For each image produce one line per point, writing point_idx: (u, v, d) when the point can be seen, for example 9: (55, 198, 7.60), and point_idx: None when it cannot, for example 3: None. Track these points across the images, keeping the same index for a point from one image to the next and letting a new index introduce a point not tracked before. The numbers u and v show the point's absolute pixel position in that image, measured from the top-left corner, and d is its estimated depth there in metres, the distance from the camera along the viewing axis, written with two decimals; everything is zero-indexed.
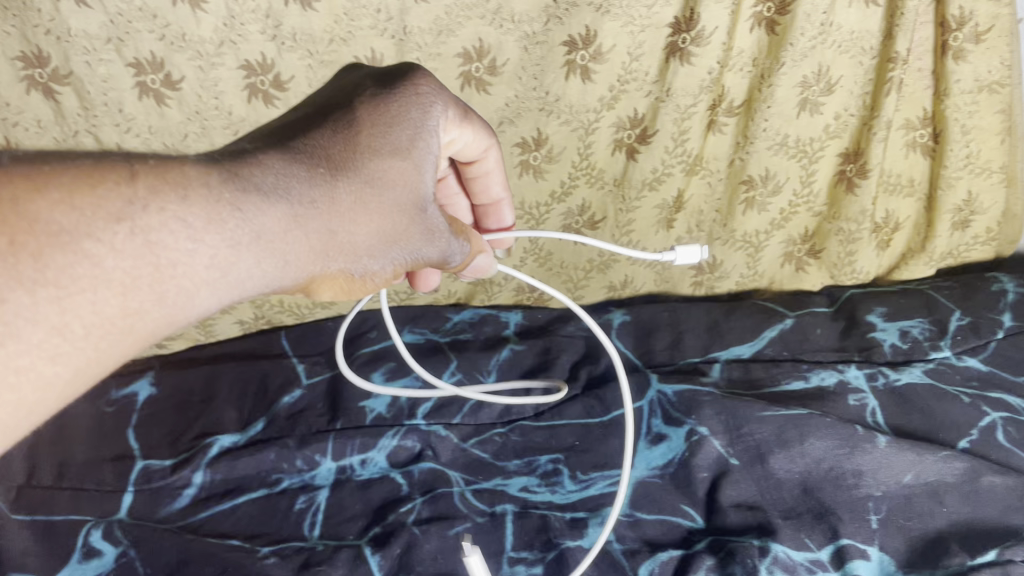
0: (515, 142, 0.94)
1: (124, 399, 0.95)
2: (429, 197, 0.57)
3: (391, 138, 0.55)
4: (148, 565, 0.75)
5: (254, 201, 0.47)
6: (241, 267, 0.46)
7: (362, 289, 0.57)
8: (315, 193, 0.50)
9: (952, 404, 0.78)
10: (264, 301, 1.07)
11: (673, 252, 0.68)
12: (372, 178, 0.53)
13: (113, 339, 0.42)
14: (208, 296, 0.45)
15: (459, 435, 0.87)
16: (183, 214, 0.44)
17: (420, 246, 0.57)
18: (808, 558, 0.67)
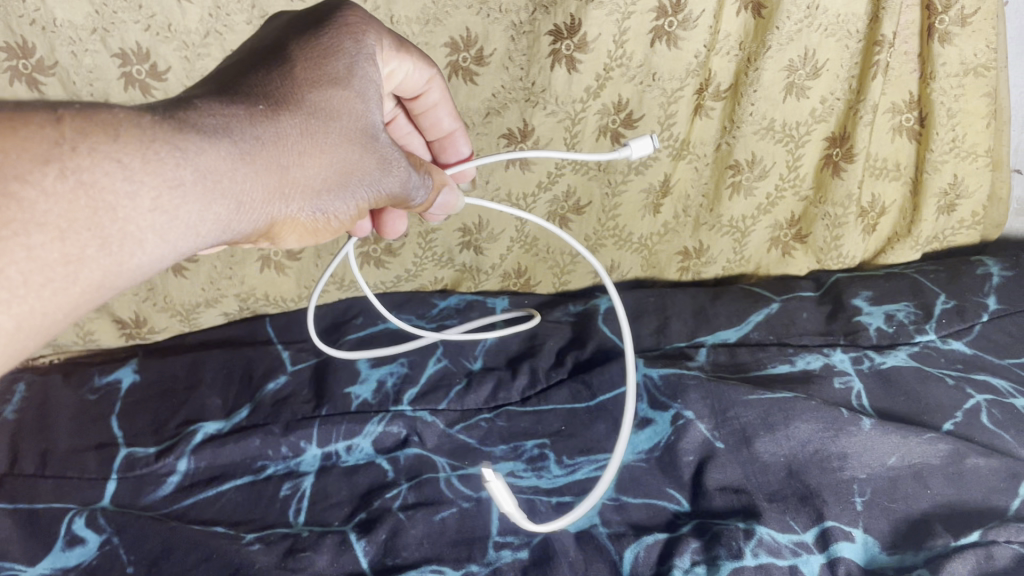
0: (502, 133, 0.93)
1: (107, 386, 0.94)
2: (377, 126, 0.55)
3: (326, 69, 0.53)
4: (132, 552, 0.74)
5: (196, 140, 0.44)
6: (188, 211, 0.44)
7: (327, 231, 0.55)
8: (260, 130, 0.47)
9: (936, 386, 0.78)
10: (249, 293, 1.05)
11: (626, 149, 0.66)
12: (315, 109, 0.51)
13: (58, 288, 0.39)
14: (158, 240, 0.43)
15: (445, 420, 0.86)
16: (117, 154, 0.40)
17: (376, 177, 0.55)
18: (792, 540, 0.67)
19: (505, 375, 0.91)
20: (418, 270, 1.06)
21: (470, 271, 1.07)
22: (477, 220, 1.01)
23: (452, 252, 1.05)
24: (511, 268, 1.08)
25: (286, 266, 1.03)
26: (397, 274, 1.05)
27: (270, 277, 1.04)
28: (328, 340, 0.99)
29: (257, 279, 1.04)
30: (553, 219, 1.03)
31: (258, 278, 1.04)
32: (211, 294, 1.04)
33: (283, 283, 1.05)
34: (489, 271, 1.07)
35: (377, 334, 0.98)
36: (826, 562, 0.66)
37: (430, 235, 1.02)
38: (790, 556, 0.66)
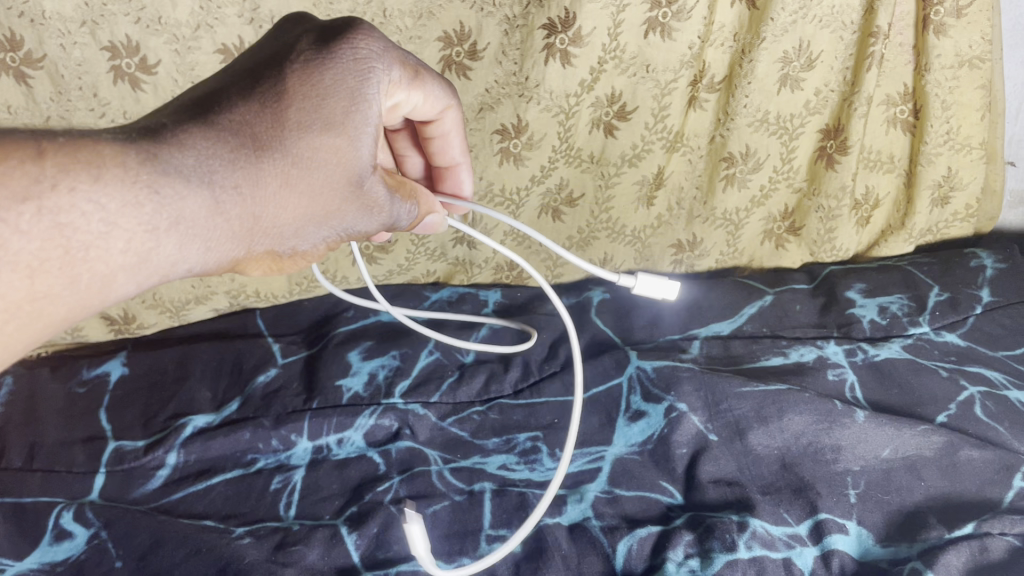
0: (495, 129, 0.92)
1: (95, 379, 0.93)
2: (367, 170, 0.53)
3: (322, 112, 0.51)
4: (120, 546, 0.73)
5: (171, 186, 0.45)
6: (162, 252, 0.46)
7: (296, 262, 0.56)
8: (237, 178, 0.47)
9: (930, 378, 0.78)
10: (240, 290, 1.03)
11: (632, 278, 0.67)
12: (302, 155, 0.50)
13: (21, 320, 0.42)
14: (125, 280, 0.45)
15: (437, 413, 0.86)
16: (93, 196, 0.42)
17: (355, 222, 0.55)
18: (786, 533, 0.67)
19: (496, 368, 0.90)
20: (410, 264, 1.05)
21: (462, 265, 1.06)
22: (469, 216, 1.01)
23: (444, 247, 1.04)
24: (503, 260, 1.06)
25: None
26: (389, 269, 1.04)
27: (260, 276, 1.02)
28: (320, 332, 0.98)
29: (247, 277, 1.01)
30: (546, 211, 1.02)
31: (248, 277, 1.01)
32: (201, 291, 1.01)
33: (274, 282, 1.03)
34: (481, 265, 1.06)
35: (367, 328, 0.97)
36: (820, 554, 0.66)
37: (423, 232, 1.01)
38: (784, 548, 0.66)
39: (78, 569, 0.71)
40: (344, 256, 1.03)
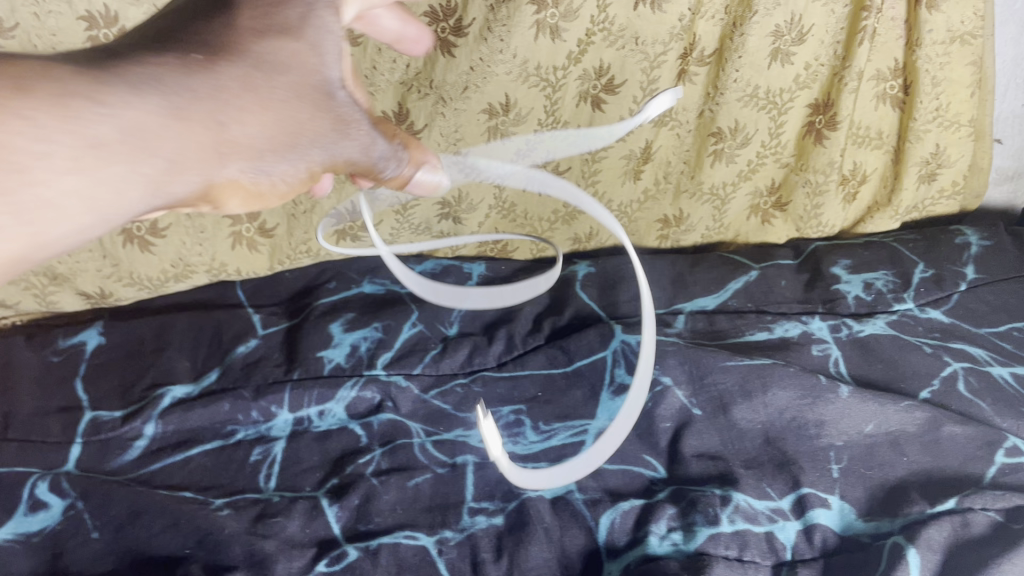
0: (482, 108, 0.91)
1: (72, 348, 0.91)
2: (337, 81, 0.48)
3: (277, 19, 0.46)
4: (97, 517, 0.72)
5: (120, 92, 0.37)
6: (109, 177, 0.37)
7: (274, 195, 0.48)
8: (195, 86, 0.40)
9: (913, 354, 0.78)
10: (221, 268, 0.99)
11: None
12: (262, 59, 0.44)
13: None
14: (69, 225, 0.36)
15: (420, 386, 0.85)
16: (28, 111, 0.33)
17: (332, 142, 0.48)
18: (768, 507, 0.67)
19: (481, 340, 0.89)
20: (394, 236, 1.02)
21: (448, 238, 1.03)
22: (457, 194, 0.97)
23: (430, 223, 1.01)
24: (488, 234, 1.04)
25: (258, 241, 0.98)
26: (373, 244, 1.02)
27: (241, 254, 0.98)
28: (301, 303, 0.96)
29: (228, 255, 0.98)
30: None
31: (229, 255, 0.98)
32: (180, 269, 0.98)
33: (255, 260, 1.00)
34: (467, 239, 1.03)
35: (350, 300, 0.96)
36: (802, 528, 0.65)
37: (409, 209, 0.98)
38: (766, 522, 0.66)
39: (54, 541, 0.70)
40: (327, 237, 1.01)
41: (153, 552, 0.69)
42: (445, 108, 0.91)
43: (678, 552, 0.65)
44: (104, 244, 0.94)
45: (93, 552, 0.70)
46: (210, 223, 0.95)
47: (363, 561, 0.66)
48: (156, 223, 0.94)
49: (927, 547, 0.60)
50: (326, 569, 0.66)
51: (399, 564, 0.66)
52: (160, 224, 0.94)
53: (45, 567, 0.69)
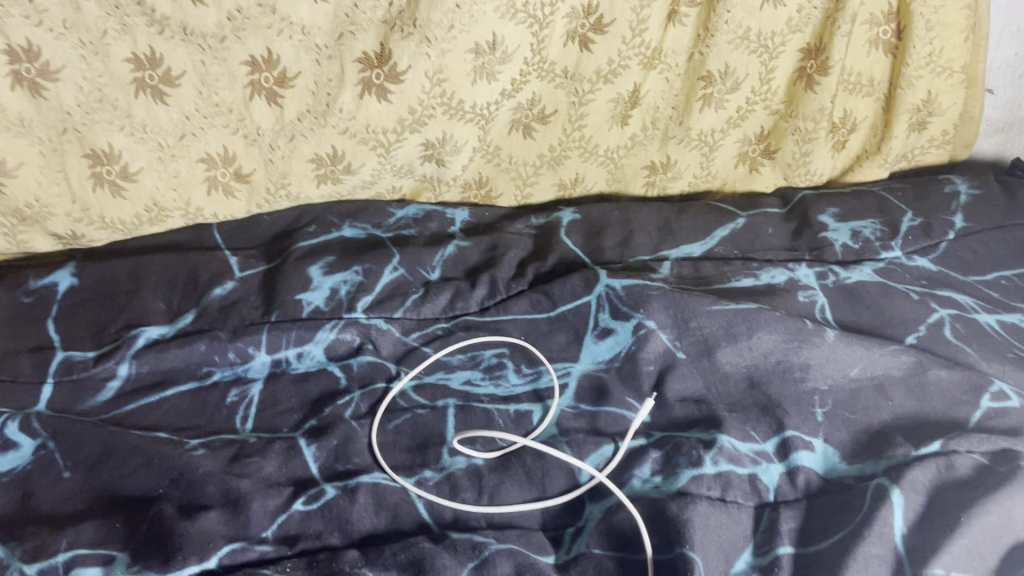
0: (469, 47, 0.88)
1: (43, 289, 0.87)
2: None
3: None
4: (68, 458, 0.70)
5: None
6: None
7: None
8: None
9: (901, 301, 0.77)
10: (197, 213, 0.95)
11: None
12: None
13: None
14: None
15: (401, 328, 0.83)
16: None
17: None
18: (753, 450, 0.66)
19: (463, 286, 0.86)
20: (375, 179, 0.99)
21: (431, 182, 1.01)
22: (441, 135, 0.95)
23: (412, 165, 0.98)
24: (472, 179, 1.02)
25: (235, 188, 0.94)
26: (353, 185, 0.98)
27: (218, 200, 0.94)
28: (279, 246, 0.93)
29: (204, 200, 0.94)
30: (516, 127, 0.97)
31: (205, 200, 0.94)
32: (154, 213, 0.93)
33: (232, 206, 0.95)
34: (450, 183, 1.01)
35: (329, 244, 0.92)
36: (785, 471, 0.64)
37: (392, 151, 0.96)
38: (750, 464, 0.65)
39: (24, 481, 0.68)
40: (307, 179, 0.96)
41: (126, 491, 0.67)
42: (431, 49, 0.88)
43: (660, 492, 0.63)
44: (73, 187, 0.88)
45: (65, 492, 0.68)
46: (185, 166, 0.91)
47: (341, 499, 0.65)
48: (129, 165, 0.89)
49: (910, 488, 0.59)
50: (305, 507, 0.64)
51: (378, 502, 0.65)
52: (132, 168, 0.89)
53: (15, 504, 0.67)
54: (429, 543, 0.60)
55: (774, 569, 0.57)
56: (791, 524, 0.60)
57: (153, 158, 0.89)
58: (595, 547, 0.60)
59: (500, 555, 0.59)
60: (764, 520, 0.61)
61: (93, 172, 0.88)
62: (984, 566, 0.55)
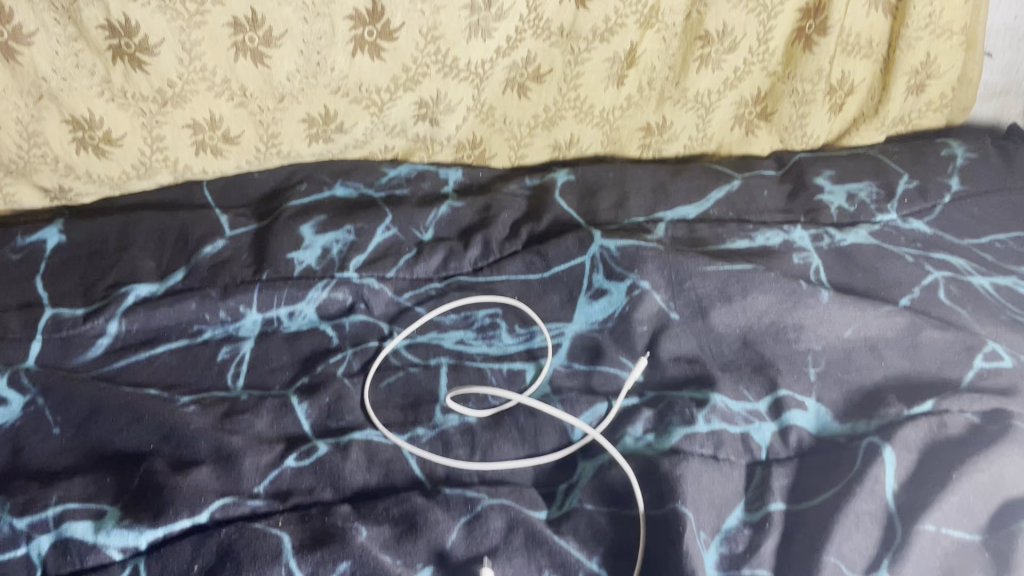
0: (464, 3, 0.87)
1: (31, 246, 0.86)
2: None
3: None
4: (58, 413, 0.69)
5: None
6: None
7: None
8: None
9: (895, 263, 0.77)
10: (185, 169, 0.93)
11: None
12: None
13: None
14: None
15: (394, 288, 0.82)
16: None
17: None
18: (745, 409, 0.66)
19: (456, 246, 0.86)
20: (367, 139, 0.97)
21: (424, 142, 1.00)
22: (435, 94, 0.94)
23: (405, 124, 0.97)
24: (465, 139, 1.00)
25: (223, 149, 0.93)
26: (345, 144, 0.97)
27: (206, 159, 0.93)
28: (271, 206, 0.92)
29: (192, 160, 0.93)
30: (511, 87, 0.96)
31: (193, 159, 0.93)
32: (141, 170, 0.92)
33: (221, 163, 0.94)
34: (444, 143, 1.00)
35: (321, 203, 0.91)
36: (778, 430, 0.64)
37: (384, 111, 0.95)
38: (743, 423, 0.65)
39: (13, 437, 0.68)
40: (298, 138, 0.95)
41: (117, 447, 0.67)
42: (425, 4, 0.86)
43: (652, 449, 0.64)
44: (55, 146, 0.87)
45: (54, 448, 0.67)
46: (170, 132, 0.90)
47: (333, 454, 0.65)
48: (111, 131, 0.87)
49: (902, 446, 0.59)
50: (296, 463, 0.64)
51: (370, 458, 0.65)
52: (115, 134, 0.88)
53: (5, 460, 0.66)
54: (421, 498, 0.60)
55: (765, 525, 0.56)
56: (784, 482, 0.60)
57: (136, 124, 0.88)
58: (587, 502, 0.60)
59: (492, 510, 0.59)
60: (756, 477, 0.60)
61: (75, 137, 0.87)
62: (974, 522, 0.55)
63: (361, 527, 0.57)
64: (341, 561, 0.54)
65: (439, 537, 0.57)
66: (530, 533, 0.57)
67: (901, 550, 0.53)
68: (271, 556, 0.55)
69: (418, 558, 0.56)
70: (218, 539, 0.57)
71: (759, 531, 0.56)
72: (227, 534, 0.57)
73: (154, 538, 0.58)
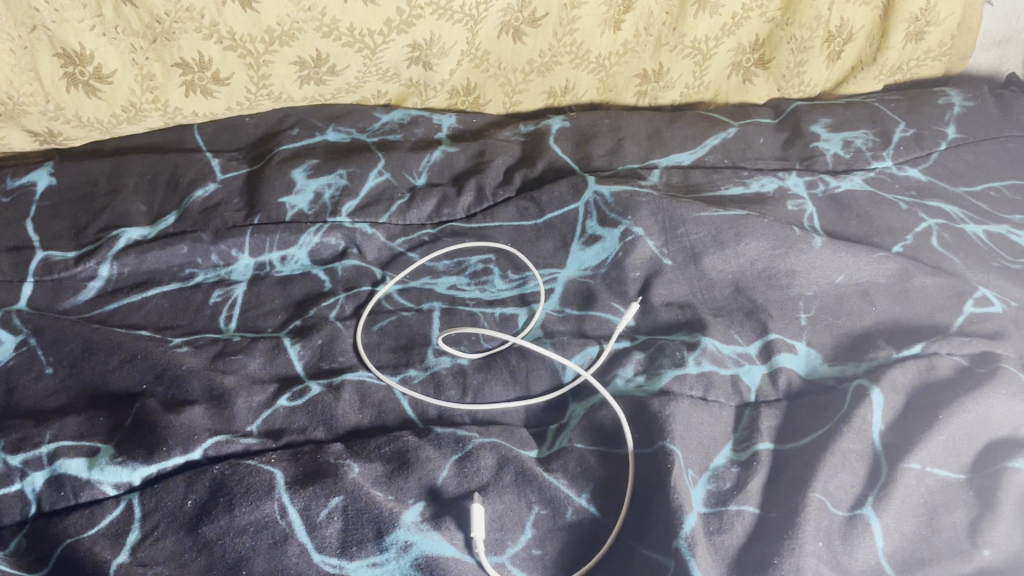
0: None
1: (21, 189, 0.85)
2: None
3: None
4: (52, 353, 0.68)
5: None
6: None
7: None
8: None
9: (889, 209, 0.77)
10: (176, 113, 0.92)
11: None
12: None
13: None
14: None
15: (386, 234, 0.82)
16: None
17: None
18: (735, 352, 0.66)
19: (449, 191, 0.85)
20: (360, 83, 0.97)
21: (417, 87, 0.99)
22: (429, 36, 0.93)
23: (398, 68, 0.96)
24: (459, 84, 1.00)
25: (213, 89, 0.91)
26: (338, 88, 0.96)
27: (196, 100, 0.92)
28: (263, 150, 0.91)
29: (182, 102, 0.92)
30: (506, 31, 0.95)
31: (183, 101, 0.92)
32: (131, 113, 0.90)
33: (211, 104, 0.93)
34: (437, 88, 1.00)
35: (313, 147, 0.90)
36: (767, 372, 0.65)
37: (378, 53, 0.93)
38: (733, 366, 0.65)
39: (7, 376, 0.67)
40: (289, 80, 0.93)
41: (110, 387, 0.66)
42: None
43: (643, 391, 0.64)
44: (46, 84, 0.85)
45: (48, 387, 0.66)
46: (160, 70, 0.88)
47: (326, 395, 0.65)
48: (102, 68, 0.86)
49: (890, 388, 0.60)
50: (289, 403, 0.64)
51: (363, 398, 0.65)
52: (106, 70, 0.86)
53: None
54: (413, 437, 0.60)
55: (753, 463, 0.57)
56: (772, 422, 0.60)
57: (127, 59, 0.86)
58: (577, 442, 0.60)
59: (483, 448, 0.59)
60: (745, 419, 0.61)
61: (65, 73, 0.85)
62: (959, 462, 0.56)
63: (353, 464, 0.58)
64: (333, 495, 0.55)
65: (430, 473, 0.57)
66: (520, 470, 0.58)
67: (885, 488, 0.54)
68: (264, 491, 0.55)
69: (410, 494, 0.56)
70: (211, 474, 0.57)
71: (746, 470, 0.56)
72: (220, 470, 0.57)
73: (148, 475, 0.58)
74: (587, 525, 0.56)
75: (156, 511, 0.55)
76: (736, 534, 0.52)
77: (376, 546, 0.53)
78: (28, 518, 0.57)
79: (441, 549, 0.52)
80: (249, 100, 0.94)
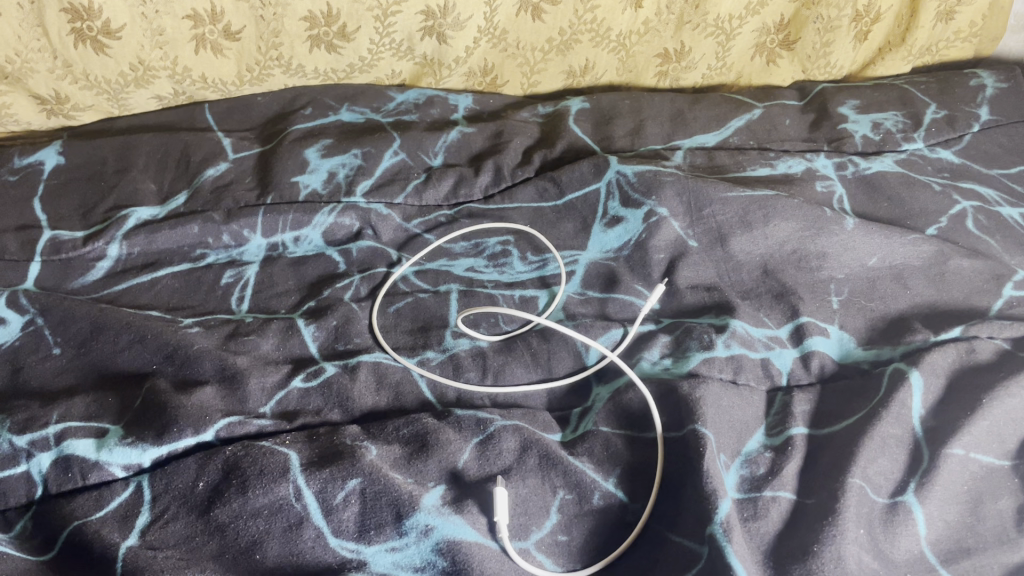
0: None
1: (28, 168, 0.82)
2: None
3: None
4: (59, 335, 0.66)
5: None
6: None
7: None
8: None
9: (922, 191, 0.75)
10: (184, 74, 0.90)
11: None
12: None
13: None
14: None
15: (402, 214, 0.79)
16: None
17: None
18: (765, 335, 0.64)
19: (467, 171, 0.82)
20: (373, 60, 0.95)
21: (432, 65, 0.97)
22: (443, 3, 0.90)
23: (412, 40, 0.94)
24: (477, 66, 0.98)
25: (224, 45, 0.89)
26: (350, 62, 0.94)
27: (207, 59, 0.90)
28: (276, 128, 0.89)
29: (193, 60, 0.89)
30: (525, 10, 0.93)
31: (193, 59, 0.89)
32: (140, 72, 0.88)
33: (221, 64, 0.91)
34: (451, 67, 0.97)
35: (327, 127, 0.88)
36: (799, 356, 0.62)
37: (389, 17, 0.91)
38: (763, 349, 0.62)
39: (12, 358, 0.64)
40: (300, 40, 0.91)
41: (118, 368, 0.63)
42: None
43: (669, 374, 0.61)
44: (53, 41, 0.83)
45: (55, 367, 0.64)
46: (170, 23, 0.86)
47: (341, 376, 0.63)
48: (111, 22, 0.84)
49: (929, 371, 0.57)
50: (303, 384, 0.62)
51: (379, 379, 0.63)
52: (114, 24, 0.84)
53: (4, 380, 0.63)
54: (432, 419, 0.58)
55: (788, 449, 0.55)
56: (805, 407, 0.58)
57: (136, 14, 0.84)
58: (602, 426, 0.58)
59: (504, 431, 0.57)
60: (777, 403, 0.59)
61: (73, 28, 0.83)
62: (1004, 448, 0.54)
63: (371, 446, 0.56)
64: (350, 478, 0.53)
65: (450, 456, 0.55)
66: (544, 454, 0.56)
67: (928, 475, 0.52)
68: (278, 473, 0.53)
69: (429, 477, 0.54)
70: (224, 455, 0.55)
71: (780, 455, 0.54)
72: (233, 452, 0.55)
73: (159, 456, 0.55)
74: (614, 511, 0.53)
75: (167, 493, 0.53)
76: (771, 521, 0.50)
77: (395, 530, 0.50)
78: (34, 500, 0.54)
79: (463, 533, 0.50)
80: (258, 71, 0.93)
